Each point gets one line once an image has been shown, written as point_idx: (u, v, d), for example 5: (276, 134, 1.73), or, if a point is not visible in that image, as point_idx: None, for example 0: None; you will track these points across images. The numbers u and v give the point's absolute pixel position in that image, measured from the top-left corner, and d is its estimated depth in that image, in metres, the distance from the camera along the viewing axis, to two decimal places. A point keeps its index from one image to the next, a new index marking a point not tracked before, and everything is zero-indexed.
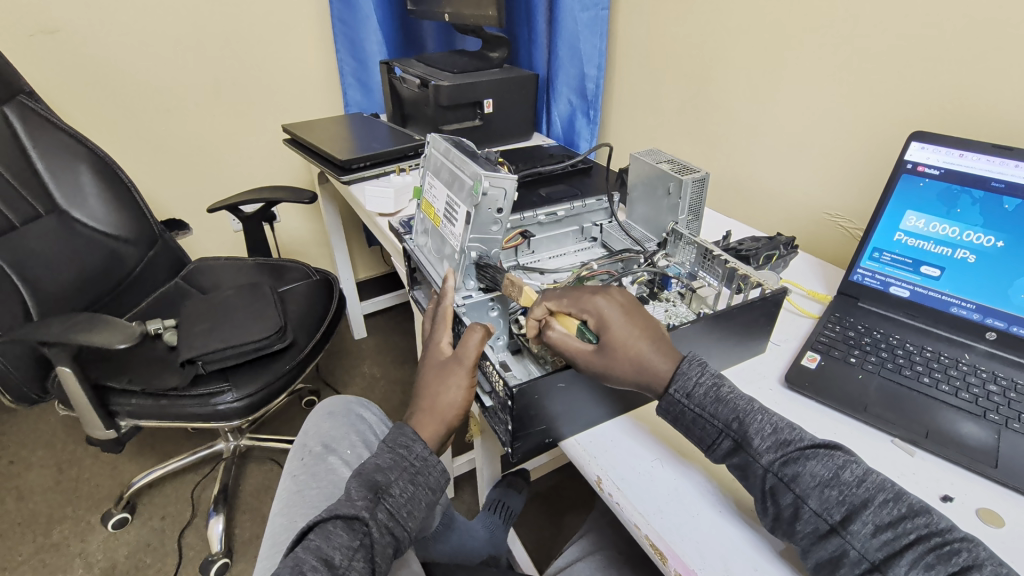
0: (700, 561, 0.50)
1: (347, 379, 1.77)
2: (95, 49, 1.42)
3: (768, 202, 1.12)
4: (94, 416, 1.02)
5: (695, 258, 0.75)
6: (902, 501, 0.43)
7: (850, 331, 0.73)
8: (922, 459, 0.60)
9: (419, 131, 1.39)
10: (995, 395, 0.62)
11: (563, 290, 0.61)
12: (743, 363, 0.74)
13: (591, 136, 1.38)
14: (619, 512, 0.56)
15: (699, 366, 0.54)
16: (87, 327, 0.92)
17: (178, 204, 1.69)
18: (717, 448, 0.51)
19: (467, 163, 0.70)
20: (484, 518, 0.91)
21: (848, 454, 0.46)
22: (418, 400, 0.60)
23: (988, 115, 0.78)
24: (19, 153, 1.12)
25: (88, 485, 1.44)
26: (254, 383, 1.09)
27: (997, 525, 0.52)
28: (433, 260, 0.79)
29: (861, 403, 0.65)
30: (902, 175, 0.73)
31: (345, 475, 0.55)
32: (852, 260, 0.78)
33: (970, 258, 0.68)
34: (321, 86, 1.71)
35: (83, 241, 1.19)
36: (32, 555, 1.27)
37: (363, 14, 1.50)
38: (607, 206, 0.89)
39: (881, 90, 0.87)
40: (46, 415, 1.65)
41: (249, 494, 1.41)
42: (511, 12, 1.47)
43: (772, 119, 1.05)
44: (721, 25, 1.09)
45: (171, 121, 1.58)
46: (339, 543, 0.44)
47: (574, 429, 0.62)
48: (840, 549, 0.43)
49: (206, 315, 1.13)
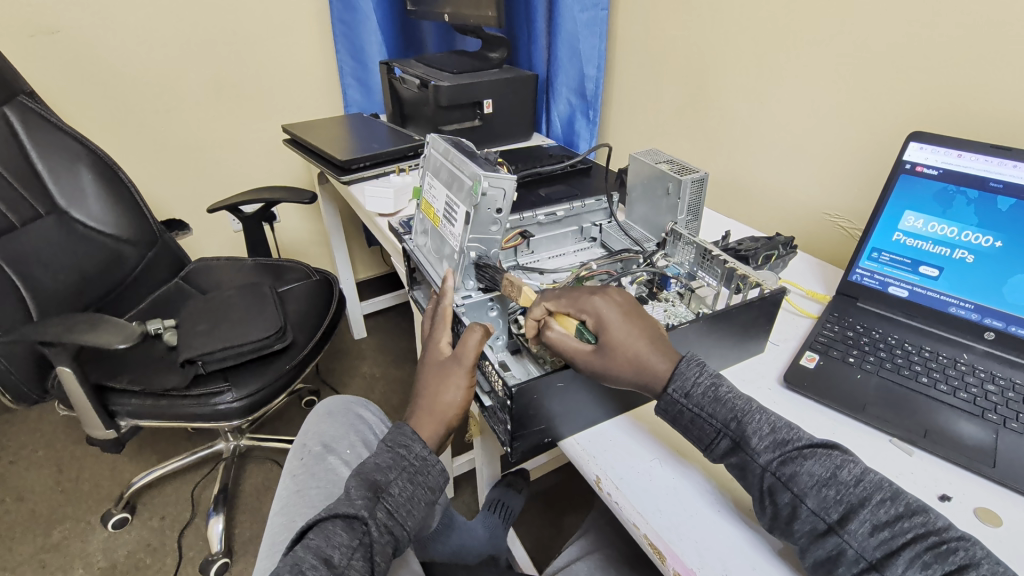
0: (699, 561, 0.50)
1: (346, 379, 1.77)
2: (96, 49, 1.43)
3: (767, 203, 1.13)
4: (94, 416, 1.02)
5: (694, 258, 0.75)
6: (899, 500, 0.43)
7: (849, 331, 0.73)
8: (920, 458, 0.60)
9: (419, 131, 1.40)
10: (993, 395, 0.63)
11: (562, 290, 0.61)
12: (742, 363, 0.74)
13: (591, 136, 1.38)
14: (618, 512, 0.56)
15: (697, 366, 0.54)
16: (86, 328, 0.92)
17: (178, 204, 1.70)
18: (716, 448, 0.51)
19: (467, 163, 0.70)
20: (484, 517, 0.91)
21: (846, 454, 0.46)
22: (417, 400, 0.60)
23: (987, 114, 0.78)
24: (19, 154, 1.12)
25: (88, 485, 1.44)
26: (254, 383, 1.10)
27: (995, 524, 0.52)
28: (433, 260, 0.79)
29: (860, 402, 0.65)
30: (901, 175, 0.73)
31: (344, 475, 0.55)
32: (851, 260, 0.78)
33: (969, 258, 0.68)
34: (321, 86, 1.71)
35: (83, 241, 1.19)
36: (32, 555, 1.27)
37: (363, 14, 1.50)
38: (607, 206, 0.89)
39: (880, 90, 0.88)
40: (46, 415, 1.65)
41: (249, 494, 1.41)
42: (511, 12, 1.47)
43: (772, 119, 1.05)
44: (720, 25, 1.09)
45: (171, 121, 1.58)
46: (339, 542, 0.44)
47: (573, 428, 0.63)
48: (837, 548, 0.43)
49: (206, 315, 1.13)
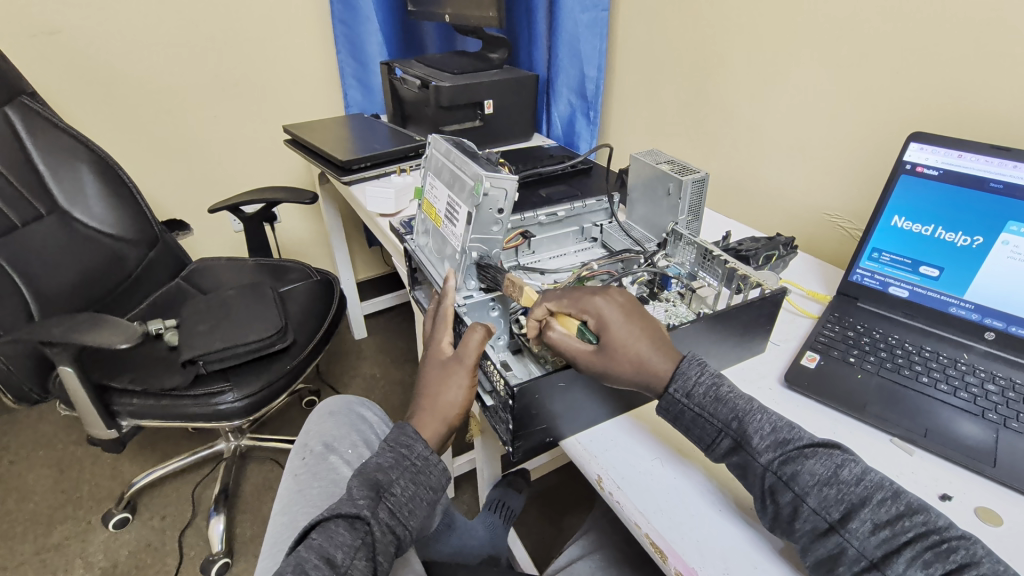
0: (700, 560, 0.50)
1: (346, 379, 1.77)
2: (99, 48, 1.43)
3: (767, 203, 1.13)
4: (93, 415, 1.02)
5: (694, 258, 0.75)
6: (901, 499, 0.43)
7: (849, 331, 0.74)
8: (921, 458, 0.60)
9: (419, 132, 1.40)
10: (993, 395, 0.63)
11: (563, 290, 0.61)
12: (743, 363, 0.74)
13: (591, 136, 1.39)
14: (619, 510, 0.56)
15: (698, 366, 0.54)
16: (88, 327, 0.92)
17: (177, 205, 1.70)
18: (717, 448, 0.51)
19: (467, 163, 0.70)
20: (484, 517, 0.91)
21: (847, 454, 0.47)
22: (418, 400, 0.60)
23: (988, 115, 0.78)
24: (19, 153, 1.12)
25: (88, 485, 1.44)
26: (254, 382, 1.10)
27: (995, 523, 0.52)
28: (434, 260, 0.80)
29: (861, 402, 0.65)
30: (902, 175, 0.73)
31: (345, 475, 0.55)
32: (851, 261, 0.79)
33: (969, 256, 0.68)
34: (322, 86, 1.72)
35: (83, 242, 1.19)
36: (33, 555, 1.27)
37: (363, 14, 1.50)
38: (607, 206, 0.89)
39: (880, 92, 0.88)
40: (46, 415, 1.65)
41: (250, 494, 1.41)
42: (511, 13, 1.48)
43: (772, 120, 1.06)
44: (721, 25, 1.10)
45: (171, 121, 1.58)
46: (342, 542, 0.44)
47: (574, 428, 0.63)
48: (838, 547, 0.43)
49: (207, 315, 1.13)
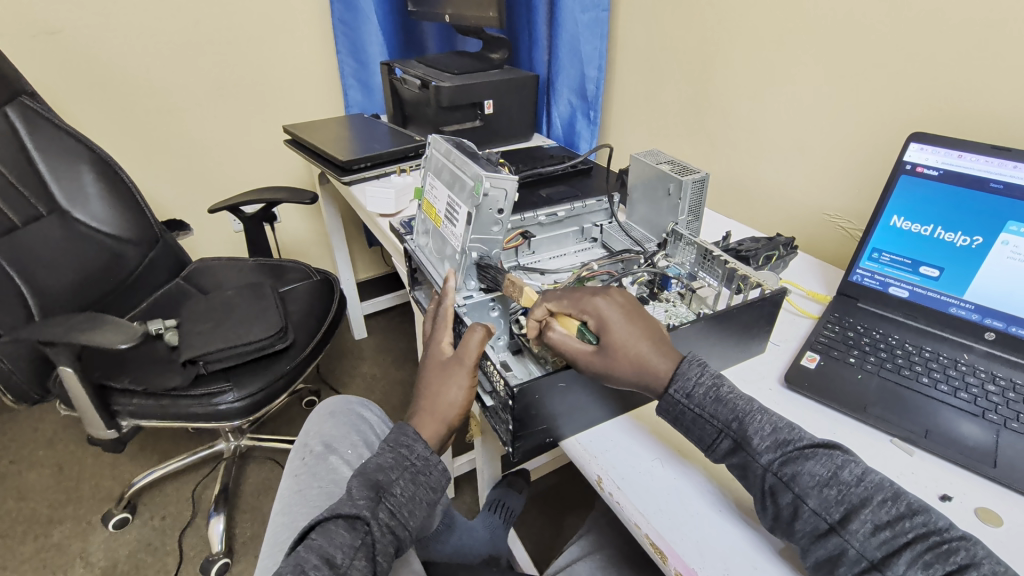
0: (700, 560, 0.50)
1: (347, 379, 1.77)
2: (100, 48, 1.43)
3: (767, 203, 1.13)
4: (94, 415, 1.02)
5: (694, 259, 0.75)
6: (900, 500, 0.43)
7: (850, 331, 0.74)
8: (921, 458, 0.60)
9: (419, 132, 1.40)
10: (993, 395, 0.63)
11: (563, 291, 0.61)
12: (743, 363, 0.74)
13: (591, 136, 1.39)
14: (619, 511, 0.56)
15: (698, 366, 0.54)
16: (88, 327, 0.92)
17: (177, 204, 1.70)
18: (717, 448, 0.51)
19: (467, 163, 0.70)
20: (484, 517, 0.91)
21: (847, 454, 0.47)
22: (418, 400, 0.60)
23: (989, 115, 0.78)
24: (19, 153, 1.12)
25: (88, 485, 1.44)
26: (254, 382, 1.09)
27: (995, 524, 0.52)
28: (434, 260, 0.80)
29: (861, 403, 0.65)
30: (902, 175, 0.73)
31: (345, 475, 0.55)
32: (851, 261, 0.79)
33: (968, 256, 0.68)
34: (322, 86, 1.72)
35: (83, 242, 1.19)
36: (32, 555, 1.27)
37: (364, 14, 1.50)
38: (607, 206, 0.89)
39: (880, 92, 0.88)
40: (46, 415, 1.65)
41: (250, 494, 1.41)
42: (511, 13, 1.48)
43: (772, 120, 1.06)
44: (721, 25, 1.09)
45: (171, 121, 1.58)
46: (342, 542, 0.44)
47: (574, 429, 0.63)
48: (838, 548, 0.43)
49: (207, 315, 1.13)
